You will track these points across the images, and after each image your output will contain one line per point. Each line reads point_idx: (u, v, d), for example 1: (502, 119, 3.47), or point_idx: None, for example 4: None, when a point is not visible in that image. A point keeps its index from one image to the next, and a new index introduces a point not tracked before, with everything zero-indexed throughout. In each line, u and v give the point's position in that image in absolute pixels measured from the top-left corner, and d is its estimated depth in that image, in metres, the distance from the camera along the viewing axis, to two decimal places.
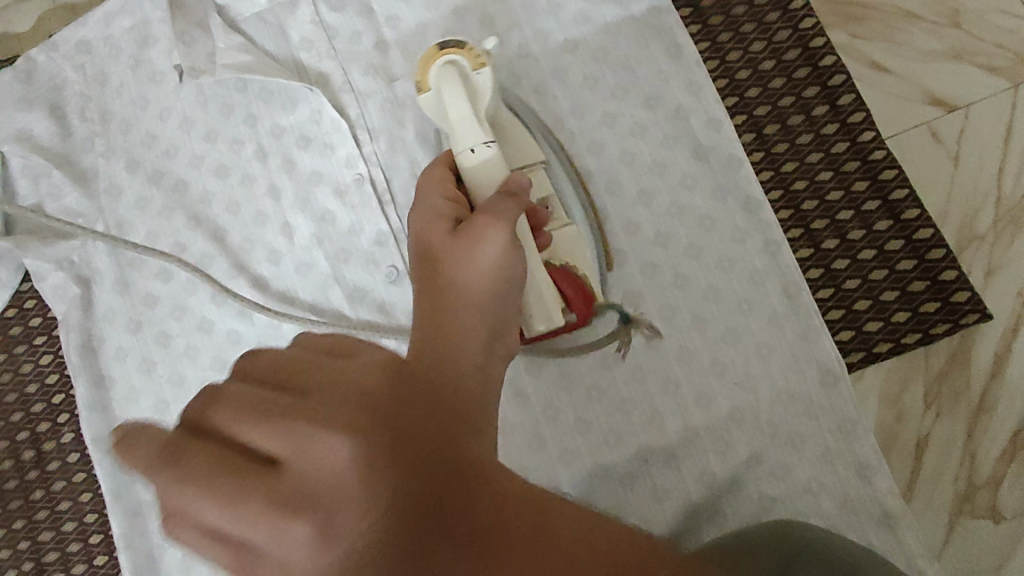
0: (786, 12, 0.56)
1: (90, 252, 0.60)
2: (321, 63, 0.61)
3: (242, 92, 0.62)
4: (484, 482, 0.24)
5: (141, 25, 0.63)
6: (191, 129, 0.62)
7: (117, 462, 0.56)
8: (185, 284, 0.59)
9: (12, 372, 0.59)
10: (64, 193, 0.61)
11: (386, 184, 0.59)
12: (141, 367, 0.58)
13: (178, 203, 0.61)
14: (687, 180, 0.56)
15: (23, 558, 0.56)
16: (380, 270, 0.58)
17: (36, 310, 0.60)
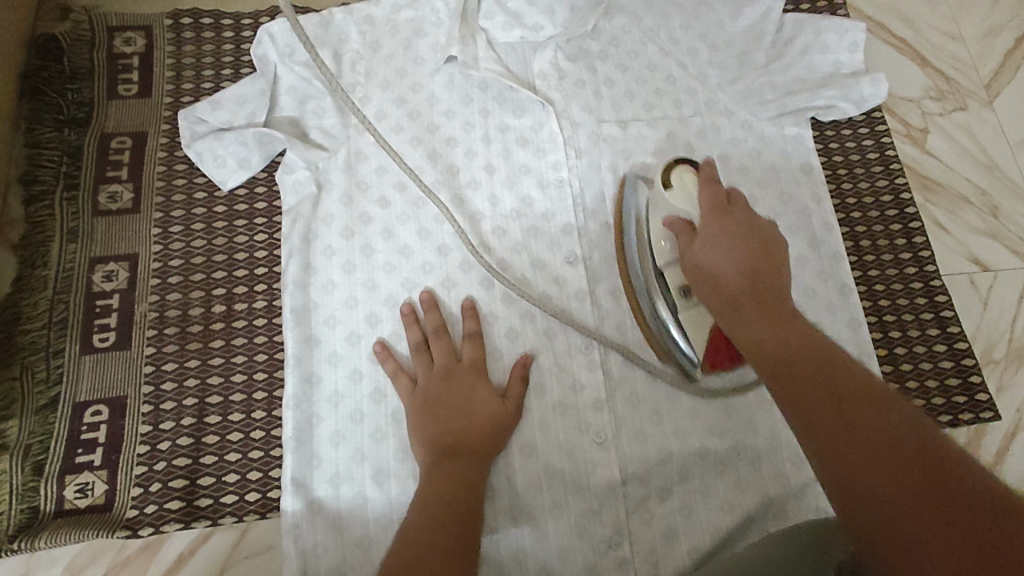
0: (887, 170, 0.81)
1: (330, 166, 0.72)
2: (551, 91, 0.78)
3: (483, 91, 0.78)
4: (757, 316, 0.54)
5: (421, 19, 0.80)
6: (435, 104, 0.77)
7: (303, 334, 0.66)
8: (398, 215, 0.71)
9: (228, 238, 0.70)
10: (326, 115, 0.74)
11: (579, 192, 0.75)
12: (344, 267, 0.69)
13: (409, 153, 0.75)
14: (803, 258, 0.74)
15: (185, 394, 0.63)
16: (561, 253, 0.72)
17: (263, 196, 0.72)
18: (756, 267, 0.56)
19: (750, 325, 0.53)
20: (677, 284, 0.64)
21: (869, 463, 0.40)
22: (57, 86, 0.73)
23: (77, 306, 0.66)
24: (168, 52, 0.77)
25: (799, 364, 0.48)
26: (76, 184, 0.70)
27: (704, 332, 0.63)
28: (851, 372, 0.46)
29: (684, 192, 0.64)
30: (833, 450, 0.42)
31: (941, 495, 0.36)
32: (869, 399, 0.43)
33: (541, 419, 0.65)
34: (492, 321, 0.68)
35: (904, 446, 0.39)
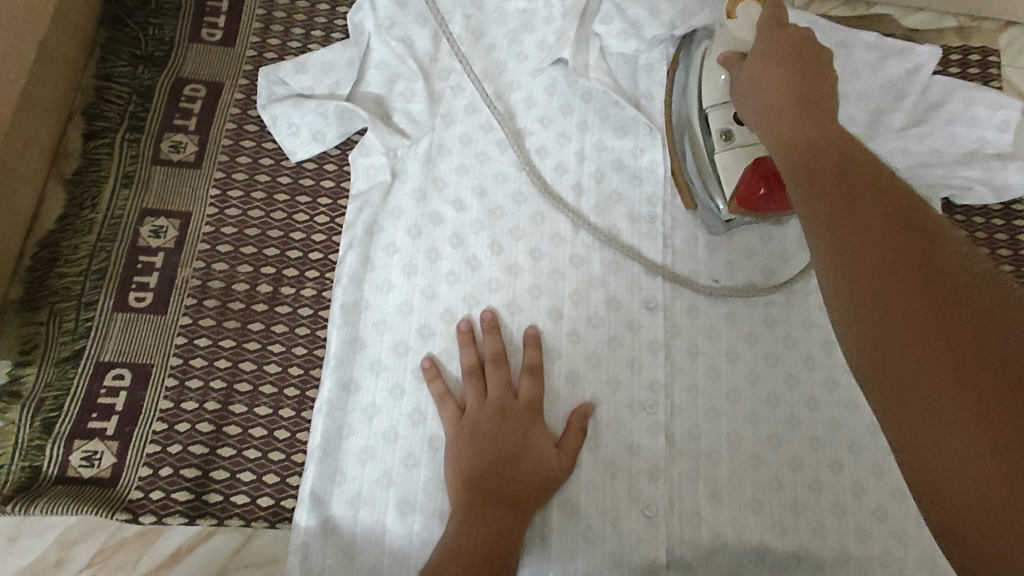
0: (1017, 271, 0.72)
1: (410, 156, 0.66)
2: (657, 115, 0.71)
3: (585, 103, 0.71)
4: (804, 153, 0.45)
5: (532, 12, 0.73)
6: (531, 108, 0.70)
7: (349, 335, 0.60)
8: (471, 222, 0.65)
9: (288, 214, 0.64)
10: (414, 100, 0.68)
11: (670, 231, 0.68)
12: (404, 269, 0.63)
13: (494, 156, 0.68)
14: None
15: (213, 375, 0.58)
16: (641, 295, 0.65)
17: (332, 174, 0.66)
18: (805, 102, 0.48)
19: (790, 152, 0.46)
20: (719, 127, 0.60)
21: (898, 313, 0.33)
22: (140, 19, 0.69)
23: (119, 258, 0.61)
24: (260, 3, 0.71)
25: (837, 199, 0.39)
26: (140, 126, 0.65)
27: (738, 172, 0.59)
28: (902, 207, 0.37)
29: (748, 22, 0.58)
30: (852, 298, 0.35)
31: (968, 350, 0.30)
32: (916, 237, 0.35)
33: (589, 478, 0.58)
34: (554, 357, 0.62)
35: (936, 289, 0.33)
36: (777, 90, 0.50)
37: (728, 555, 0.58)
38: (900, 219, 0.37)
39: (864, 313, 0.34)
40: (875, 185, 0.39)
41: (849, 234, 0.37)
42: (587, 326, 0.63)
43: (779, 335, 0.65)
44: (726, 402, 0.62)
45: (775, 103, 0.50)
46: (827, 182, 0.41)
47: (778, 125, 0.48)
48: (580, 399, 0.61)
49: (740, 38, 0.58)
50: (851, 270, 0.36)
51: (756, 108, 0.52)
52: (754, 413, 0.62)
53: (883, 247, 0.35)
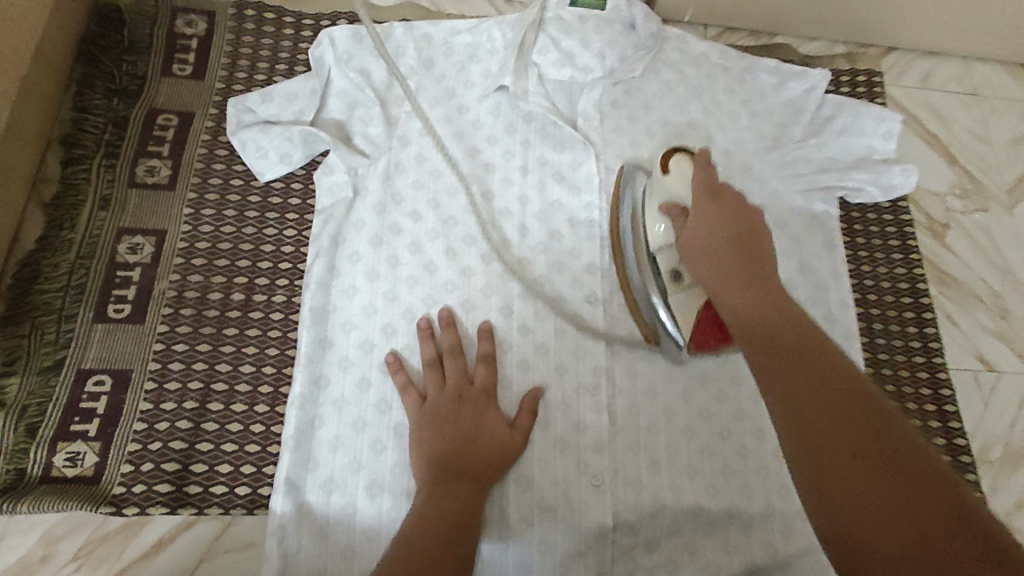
0: (907, 258, 0.83)
1: (370, 174, 0.73)
2: (591, 132, 0.80)
3: (527, 123, 0.80)
4: (744, 304, 0.52)
5: (476, 46, 0.82)
6: (479, 129, 0.78)
7: (318, 335, 0.66)
8: (427, 230, 0.72)
9: (258, 229, 0.70)
10: (372, 124, 0.75)
11: (607, 233, 0.76)
12: (368, 274, 0.69)
13: (447, 172, 0.75)
14: None
15: (191, 377, 0.63)
16: (583, 290, 0.72)
17: (299, 193, 0.73)
18: (746, 249, 0.55)
19: (734, 300, 0.53)
20: (667, 267, 0.65)
21: (839, 462, 0.41)
22: (114, 56, 0.75)
23: (98, 273, 0.65)
24: (227, 39, 0.78)
25: (785, 360, 0.47)
26: (116, 152, 0.70)
27: (693, 309, 0.64)
28: (827, 362, 0.46)
29: (683, 180, 0.64)
30: (804, 445, 0.43)
31: (895, 498, 0.38)
32: (849, 396, 0.43)
33: (542, 453, 0.65)
34: (506, 348, 0.68)
35: (872, 444, 0.41)
36: (721, 238, 0.56)
37: (668, 516, 0.65)
38: (833, 372, 0.45)
39: (816, 452, 0.42)
40: (810, 343, 0.48)
41: (795, 386, 0.45)
42: (536, 319, 0.70)
43: None
44: (662, 381, 0.70)
45: (711, 260, 0.55)
46: (773, 333, 0.49)
47: (727, 266, 0.54)
48: (531, 385, 0.67)
49: (677, 189, 0.64)
50: (801, 415, 0.43)
51: (697, 252, 0.57)
52: (687, 390, 0.70)
53: (823, 397, 0.44)
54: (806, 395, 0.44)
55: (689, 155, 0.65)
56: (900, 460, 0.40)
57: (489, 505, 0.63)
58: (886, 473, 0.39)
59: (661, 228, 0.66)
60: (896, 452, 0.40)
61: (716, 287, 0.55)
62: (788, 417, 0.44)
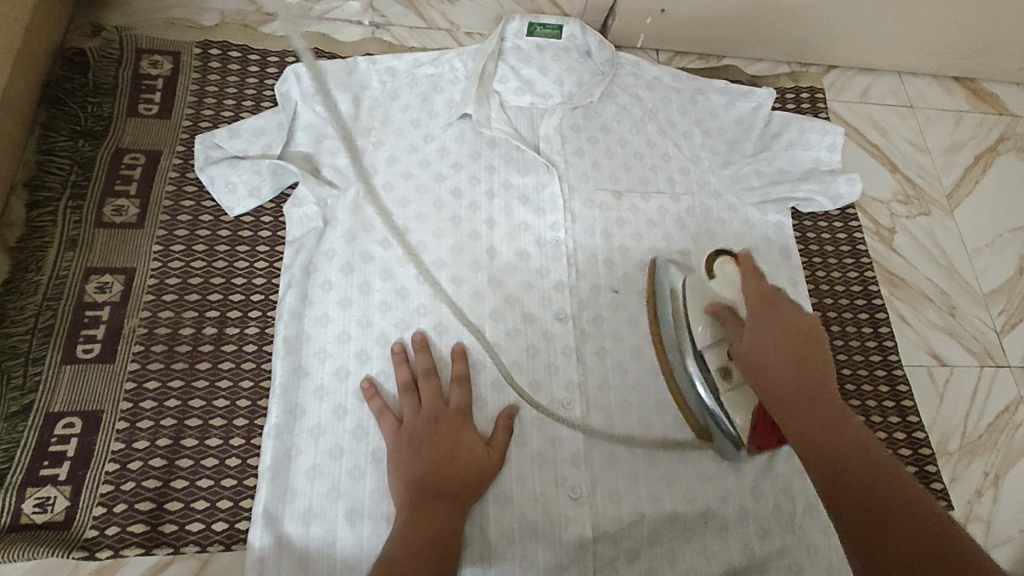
0: (858, 263, 0.87)
1: (339, 204, 0.74)
2: (554, 155, 0.83)
3: (492, 149, 0.82)
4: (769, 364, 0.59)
5: (439, 77, 0.85)
6: (445, 156, 0.81)
7: (292, 365, 0.66)
8: (398, 257, 0.74)
9: (229, 262, 0.70)
10: (339, 155, 0.77)
11: (573, 252, 0.78)
12: (340, 302, 0.70)
13: (415, 199, 0.77)
14: None
15: (164, 414, 0.62)
16: (552, 308, 0.75)
17: (269, 225, 0.73)
18: (799, 351, 0.59)
19: (798, 424, 0.55)
20: (718, 365, 0.67)
21: (850, 482, 0.48)
22: (78, 98, 0.75)
23: (66, 314, 0.65)
24: (193, 78, 0.80)
25: (804, 404, 0.55)
26: (83, 193, 0.71)
27: (748, 411, 0.67)
28: (898, 491, 0.46)
29: (729, 283, 0.70)
30: (821, 472, 0.50)
31: (896, 513, 0.44)
32: (920, 526, 0.43)
33: (520, 470, 0.66)
34: (480, 368, 0.70)
35: (870, 468, 0.48)
36: (763, 319, 0.62)
37: (647, 525, 0.66)
38: (841, 416, 0.54)
39: (832, 479, 0.49)
40: (827, 393, 0.56)
41: (808, 425, 0.54)
42: (508, 339, 0.72)
43: None
44: (634, 393, 0.72)
45: (757, 343, 0.60)
46: (793, 384, 0.57)
47: (774, 353, 0.59)
48: (507, 403, 0.69)
49: (728, 294, 0.70)
50: (816, 447, 0.52)
51: (748, 349, 0.61)
52: (659, 400, 0.72)
53: (831, 433, 0.52)
54: (821, 430, 0.53)
55: (732, 258, 0.72)
56: (894, 481, 0.47)
57: (469, 525, 0.63)
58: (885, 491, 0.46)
59: (701, 328, 0.69)
60: (896, 479, 0.47)
61: (777, 411, 0.57)
62: (809, 453, 0.52)
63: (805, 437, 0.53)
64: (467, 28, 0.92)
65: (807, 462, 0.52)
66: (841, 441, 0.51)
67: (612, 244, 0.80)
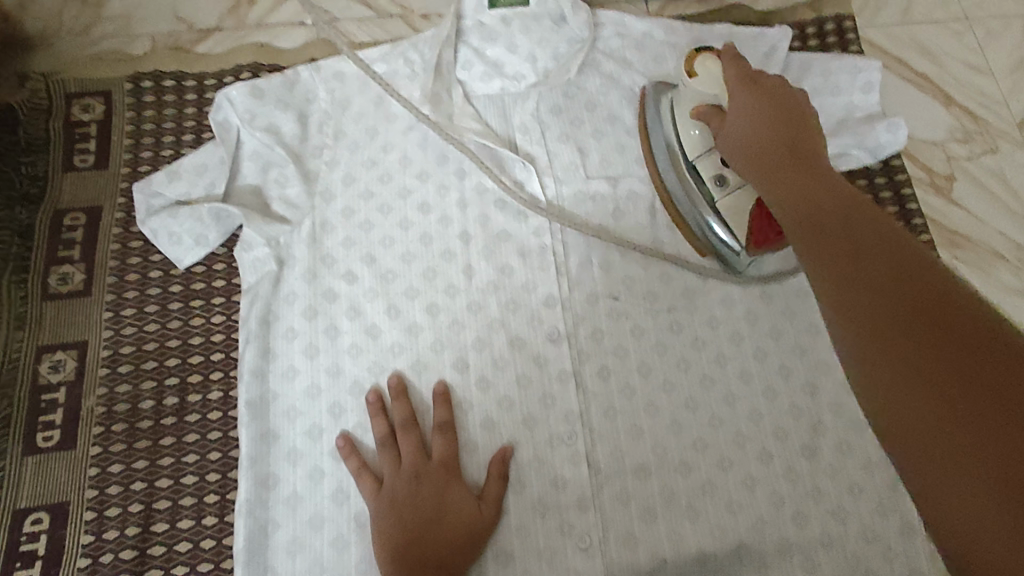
0: (909, 225, 0.73)
1: (293, 241, 0.67)
2: (532, 147, 0.73)
3: (459, 150, 0.72)
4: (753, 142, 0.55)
5: (394, 72, 0.74)
6: (408, 166, 0.71)
7: (259, 431, 0.60)
8: (365, 291, 0.66)
9: (184, 321, 0.65)
10: (289, 184, 0.69)
11: (563, 258, 0.68)
12: (306, 351, 0.63)
13: (379, 221, 0.69)
14: (811, 329, 0.66)
15: (131, 499, 0.58)
16: (543, 329, 0.65)
17: (222, 274, 0.67)
18: (784, 125, 0.55)
19: (776, 187, 0.51)
20: (711, 172, 0.62)
21: (837, 235, 0.43)
22: (11, 160, 0.70)
23: (22, 401, 0.61)
24: (128, 118, 0.73)
25: (790, 180, 0.51)
26: (26, 265, 0.66)
27: (747, 213, 0.61)
28: (883, 232, 0.42)
29: (712, 79, 0.61)
30: (806, 235, 0.45)
31: (887, 256, 0.40)
32: (899, 260, 0.39)
33: (519, 521, 0.59)
34: (466, 409, 0.62)
35: (857, 222, 0.43)
36: (745, 97, 0.57)
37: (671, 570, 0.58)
38: (827, 182, 0.49)
39: (818, 236, 0.44)
40: (812, 165, 0.51)
41: (794, 195, 0.49)
42: (495, 371, 0.63)
43: (686, 339, 0.66)
44: (645, 416, 0.63)
45: (744, 125, 0.56)
46: (776, 161, 0.53)
47: (759, 133, 0.55)
48: (500, 444, 0.61)
49: (708, 87, 0.61)
50: (801, 212, 0.47)
51: (732, 131, 0.57)
52: (675, 421, 0.63)
53: (815, 199, 0.47)
54: (804, 199, 0.48)
55: (714, 52, 0.62)
56: (880, 230, 0.42)
57: None
58: (872, 238, 0.42)
59: (696, 131, 0.64)
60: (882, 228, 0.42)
61: (757, 182, 0.54)
62: (799, 217, 0.47)
63: (791, 206, 0.49)
64: (423, 10, 0.81)
65: (792, 223, 0.47)
66: (826, 202, 0.46)
67: (607, 242, 0.69)
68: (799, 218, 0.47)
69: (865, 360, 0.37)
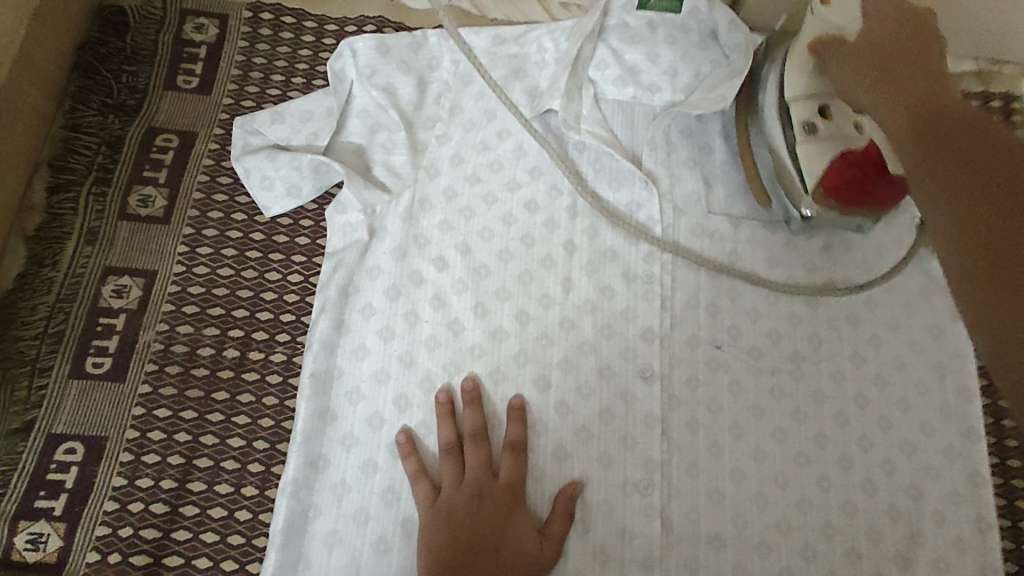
0: None
1: (389, 212, 0.62)
2: (656, 165, 0.67)
3: (578, 153, 0.67)
4: (872, 66, 0.49)
5: (524, 57, 0.69)
6: (522, 157, 0.66)
7: (320, 407, 0.56)
8: (454, 282, 0.61)
9: (259, 273, 0.61)
10: (395, 152, 0.64)
11: (670, 291, 0.62)
12: (381, 333, 0.59)
13: (481, 210, 0.64)
14: (925, 427, 0.60)
15: (172, 450, 0.55)
16: (635, 363, 0.60)
17: (308, 231, 0.63)
18: (913, 52, 0.48)
19: (884, 106, 0.47)
20: (802, 119, 0.58)
21: (952, 152, 0.38)
22: (113, 65, 0.66)
23: (78, 320, 0.57)
24: (240, 47, 0.68)
25: (899, 104, 0.45)
26: (108, 178, 0.62)
27: (823, 162, 0.57)
28: (1002, 142, 0.37)
29: (843, 7, 0.55)
30: (916, 152, 0.41)
31: (1005, 174, 0.36)
32: (1021, 177, 0.35)
33: (577, 567, 0.54)
34: (540, 432, 0.57)
35: (970, 134, 0.39)
36: (876, 21, 0.51)
37: None
38: (937, 101, 0.44)
39: (928, 155, 0.40)
40: (925, 86, 0.45)
41: (900, 117, 0.44)
42: (577, 398, 0.58)
43: (787, 408, 0.60)
44: (728, 481, 0.57)
45: (868, 51, 0.50)
46: (888, 86, 0.47)
47: (882, 56, 0.49)
48: (569, 478, 0.56)
49: (832, 19, 0.56)
50: (905, 134, 0.42)
51: (852, 53, 0.51)
52: (761, 494, 0.57)
53: (928, 117, 0.42)
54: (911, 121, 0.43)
55: None
56: (997, 142, 0.37)
57: None
58: (990, 150, 0.37)
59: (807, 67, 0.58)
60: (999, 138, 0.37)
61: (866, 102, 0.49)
62: (909, 133, 0.42)
63: (900, 127, 0.44)
64: None
65: (902, 142, 0.42)
66: (939, 119, 0.42)
67: (719, 284, 0.63)
68: (908, 137, 0.42)
69: (968, 280, 0.35)
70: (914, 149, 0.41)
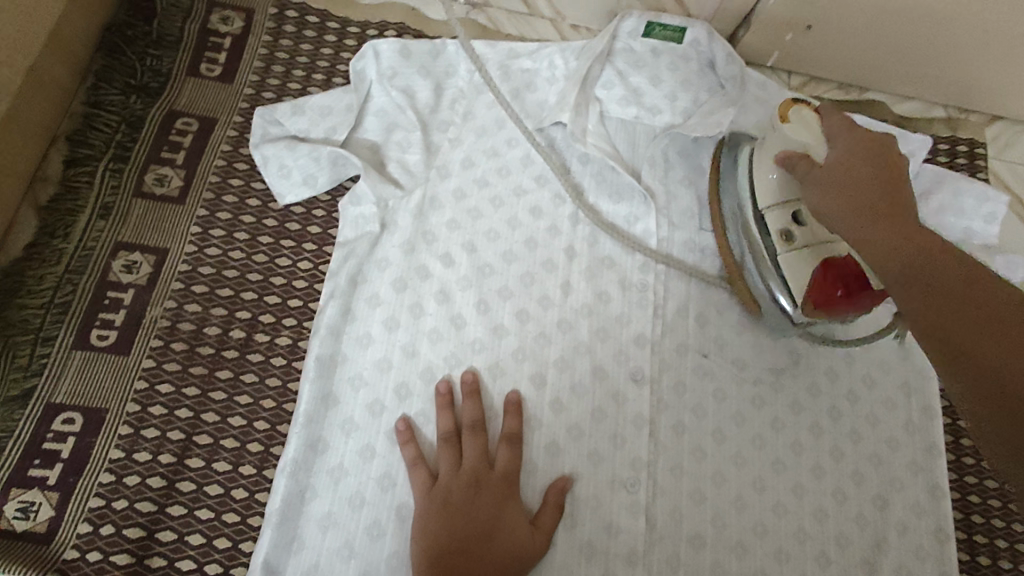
0: None
1: (400, 207, 0.64)
2: (655, 181, 0.70)
3: (582, 165, 0.70)
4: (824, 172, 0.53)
5: (535, 72, 0.73)
6: (529, 165, 0.69)
7: (322, 390, 0.57)
8: (459, 278, 0.63)
9: (270, 258, 0.62)
10: (409, 150, 0.67)
11: (662, 301, 0.66)
12: (386, 323, 0.60)
13: (488, 212, 0.66)
14: (893, 442, 0.63)
15: (173, 425, 0.55)
16: (627, 366, 0.63)
17: (319, 221, 0.65)
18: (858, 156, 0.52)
19: (836, 202, 0.50)
20: (778, 229, 0.60)
21: (903, 253, 0.44)
22: (137, 48, 0.67)
23: (85, 292, 0.58)
24: (263, 41, 0.71)
25: (850, 200, 0.49)
26: (125, 156, 0.63)
27: (808, 273, 0.58)
28: (939, 248, 0.43)
29: (802, 125, 0.59)
30: (872, 249, 0.46)
31: (947, 270, 0.41)
32: (956, 272, 0.41)
33: (564, 558, 0.56)
34: (534, 427, 0.59)
35: (914, 237, 0.44)
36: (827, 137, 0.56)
37: None
38: (885, 198, 0.48)
39: (883, 253, 0.45)
40: (872, 184, 0.50)
41: (852, 211, 0.49)
42: (571, 396, 0.61)
43: (767, 416, 0.63)
44: (710, 483, 0.60)
45: (820, 164, 0.54)
46: (841, 185, 0.51)
47: (833, 165, 0.53)
48: (560, 473, 0.58)
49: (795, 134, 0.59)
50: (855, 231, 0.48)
51: (803, 166, 0.56)
52: (740, 496, 0.60)
53: (876, 214, 0.47)
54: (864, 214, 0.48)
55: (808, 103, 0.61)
56: (937, 247, 0.43)
57: None
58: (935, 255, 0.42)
59: (774, 175, 0.61)
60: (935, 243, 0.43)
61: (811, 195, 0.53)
62: (863, 230, 0.47)
63: (852, 220, 0.48)
64: (574, 20, 0.80)
65: (854, 237, 0.48)
66: (889, 218, 0.47)
67: (709, 296, 0.66)
68: (861, 230, 0.47)
69: (942, 361, 0.39)
70: (870, 245, 0.46)
